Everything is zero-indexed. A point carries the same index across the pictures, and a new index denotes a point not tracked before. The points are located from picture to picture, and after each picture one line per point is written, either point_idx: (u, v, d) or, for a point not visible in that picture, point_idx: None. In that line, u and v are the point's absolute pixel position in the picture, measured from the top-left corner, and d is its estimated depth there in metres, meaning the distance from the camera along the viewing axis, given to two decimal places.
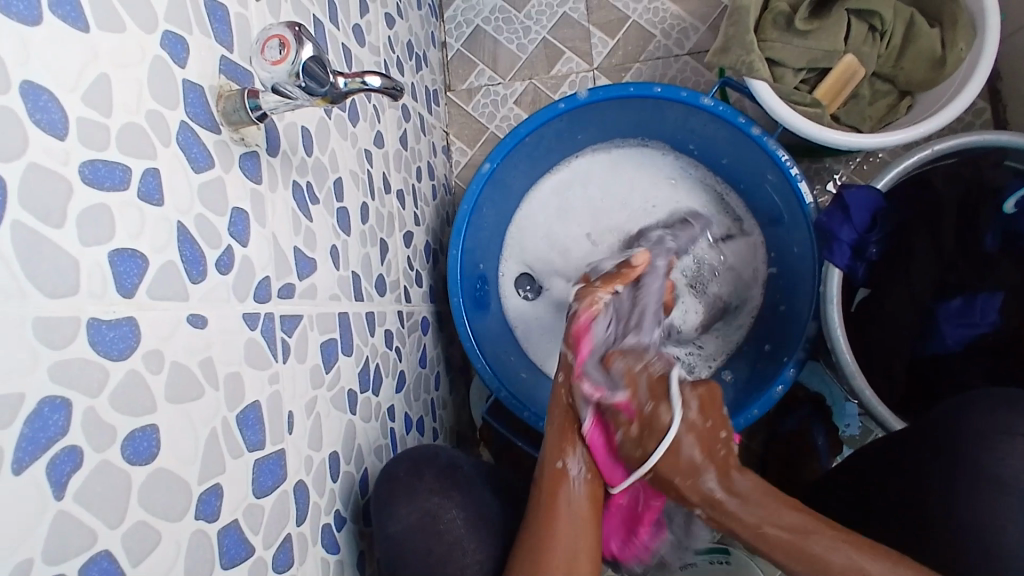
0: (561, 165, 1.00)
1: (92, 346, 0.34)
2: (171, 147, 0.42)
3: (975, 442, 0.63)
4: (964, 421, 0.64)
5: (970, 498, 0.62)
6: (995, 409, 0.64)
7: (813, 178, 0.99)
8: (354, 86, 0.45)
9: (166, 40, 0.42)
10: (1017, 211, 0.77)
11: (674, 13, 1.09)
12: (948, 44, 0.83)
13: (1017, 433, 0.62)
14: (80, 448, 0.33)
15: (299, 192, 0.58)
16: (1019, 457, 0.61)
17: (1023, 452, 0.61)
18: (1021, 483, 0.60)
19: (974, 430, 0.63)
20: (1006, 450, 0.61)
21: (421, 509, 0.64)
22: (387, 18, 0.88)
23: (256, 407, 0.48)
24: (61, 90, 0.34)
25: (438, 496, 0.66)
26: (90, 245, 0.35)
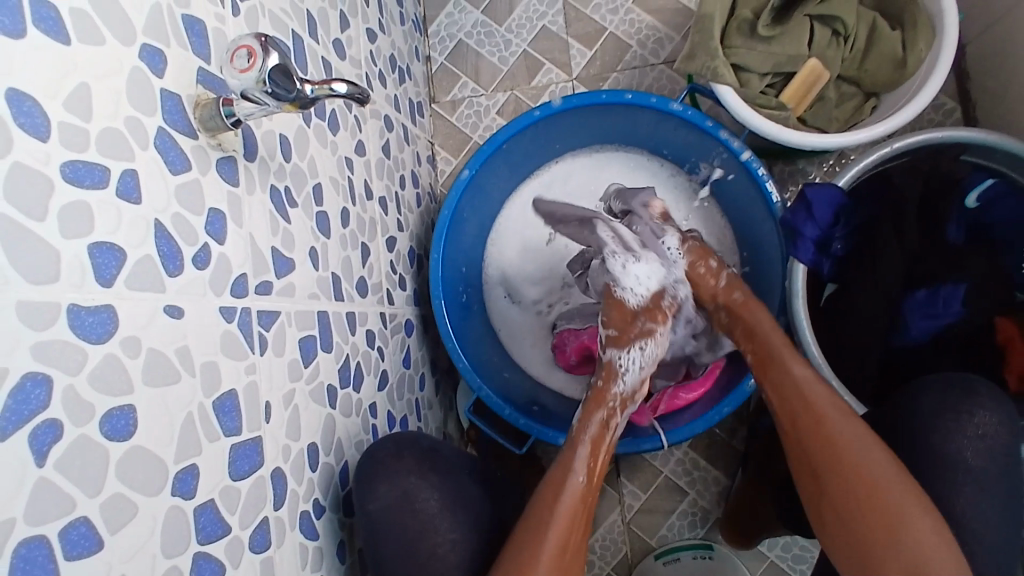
0: (541, 172, 1.04)
1: (71, 330, 0.38)
2: (148, 150, 0.45)
3: (932, 423, 0.69)
4: (919, 400, 0.71)
5: (927, 476, 0.68)
6: (949, 392, 0.70)
7: (787, 179, 1.01)
8: (322, 92, 0.48)
9: (144, 52, 0.46)
10: (980, 205, 0.81)
11: (649, 24, 1.13)
12: (908, 45, 0.86)
13: (963, 411, 0.69)
14: (60, 422, 0.36)
15: (277, 195, 0.61)
16: (967, 436, 0.68)
17: (971, 430, 0.68)
18: (966, 458, 0.67)
19: (927, 410, 0.70)
20: (953, 427, 0.68)
21: (400, 490, 0.68)
22: (369, 33, 0.92)
23: (233, 395, 0.50)
24: (44, 96, 0.38)
25: (415, 478, 0.70)
26: (71, 238, 0.38)
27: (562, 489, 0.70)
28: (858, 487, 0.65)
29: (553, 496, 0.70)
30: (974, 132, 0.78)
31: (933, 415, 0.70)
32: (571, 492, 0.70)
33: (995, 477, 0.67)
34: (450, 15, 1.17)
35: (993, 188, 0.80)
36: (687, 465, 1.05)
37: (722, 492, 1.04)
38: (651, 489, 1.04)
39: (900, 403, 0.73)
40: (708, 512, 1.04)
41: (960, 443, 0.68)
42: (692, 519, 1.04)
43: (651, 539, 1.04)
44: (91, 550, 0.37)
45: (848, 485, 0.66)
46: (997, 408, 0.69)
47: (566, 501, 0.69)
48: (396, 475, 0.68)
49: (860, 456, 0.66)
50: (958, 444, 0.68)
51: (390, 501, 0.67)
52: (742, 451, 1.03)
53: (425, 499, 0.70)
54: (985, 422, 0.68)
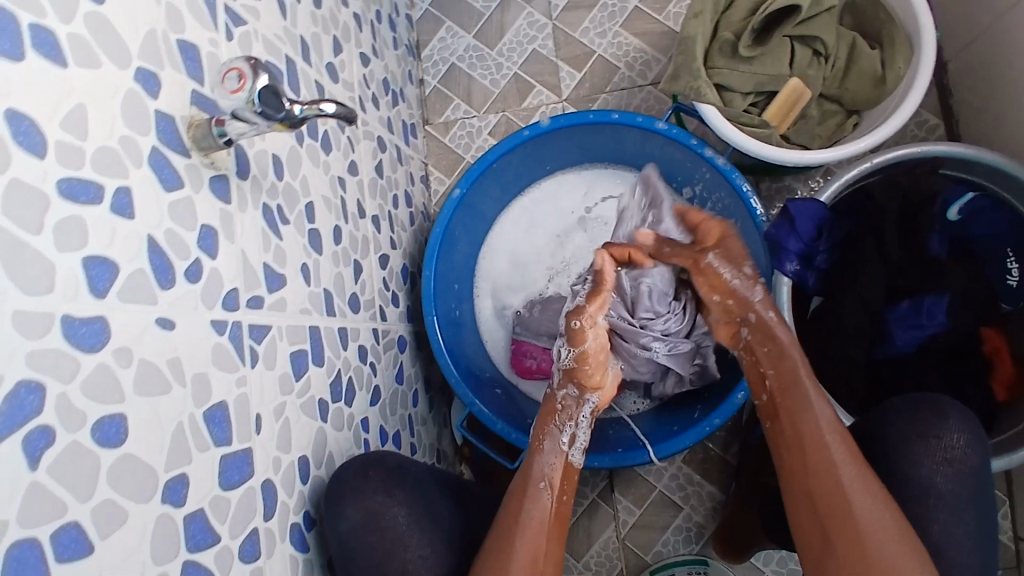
0: (532, 190, 1.06)
1: (65, 339, 0.39)
2: (142, 168, 0.47)
3: (906, 444, 0.68)
4: (888, 429, 0.70)
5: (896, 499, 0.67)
6: (916, 413, 0.69)
7: (773, 197, 1.03)
8: (310, 112, 0.50)
9: (138, 75, 0.48)
10: (961, 218, 0.83)
11: (637, 46, 1.16)
12: (888, 63, 0.89)
13: (931, 435, 0.68)
14: (51, 428, 0.37)
15: (270, 214, 0.63)
16: (936, 459, 0.67)
17: (939, 454, 0.67)
18: (937, 483, 0.66)
19: (895, 438, 0.69)
20: (922, 451, 0.67)
21: (367, 508, 0.66)
22: (362, 57, 0.95)
23: (223, 407, 0.52)
24: (39, 116, 0.39)
25: (383, 496, 0.69)
26: (66, 252, 0.40)
27: (527, 497, 0.70)
28: (828, 487, 0.63)
29: (518, 507, 0.70)
30: (949, 146, 0.80)
31: (899, 440, 0.69)
32: (536, 501, 0.70)
33: (965, 501, 0.66)
34: (443, 40, 1.20)
35: (974, 200, 0.82)
36: (681, 480, 1.05)
37: (718, 506, 1.04)
38: (647, 504, 1.05)
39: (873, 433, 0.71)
40: (702, 527, 1.04)
41: (928, 470, 0.66)
42: (687, 534, 1.04)
43: (646, 555, 1.03)
44: (81, 554, 0.39)
45: (848, 544, 0.61)
46: (967, 429, 0.68)
47: (530, 505, 0.70)
48: (363, 495, 0.66)
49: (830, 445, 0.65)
50: (926, 469, 0.67)
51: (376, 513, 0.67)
52: (736, 465, 1.03)
53: (391, 515, 0.68)
54: (954, 445, 0.67)
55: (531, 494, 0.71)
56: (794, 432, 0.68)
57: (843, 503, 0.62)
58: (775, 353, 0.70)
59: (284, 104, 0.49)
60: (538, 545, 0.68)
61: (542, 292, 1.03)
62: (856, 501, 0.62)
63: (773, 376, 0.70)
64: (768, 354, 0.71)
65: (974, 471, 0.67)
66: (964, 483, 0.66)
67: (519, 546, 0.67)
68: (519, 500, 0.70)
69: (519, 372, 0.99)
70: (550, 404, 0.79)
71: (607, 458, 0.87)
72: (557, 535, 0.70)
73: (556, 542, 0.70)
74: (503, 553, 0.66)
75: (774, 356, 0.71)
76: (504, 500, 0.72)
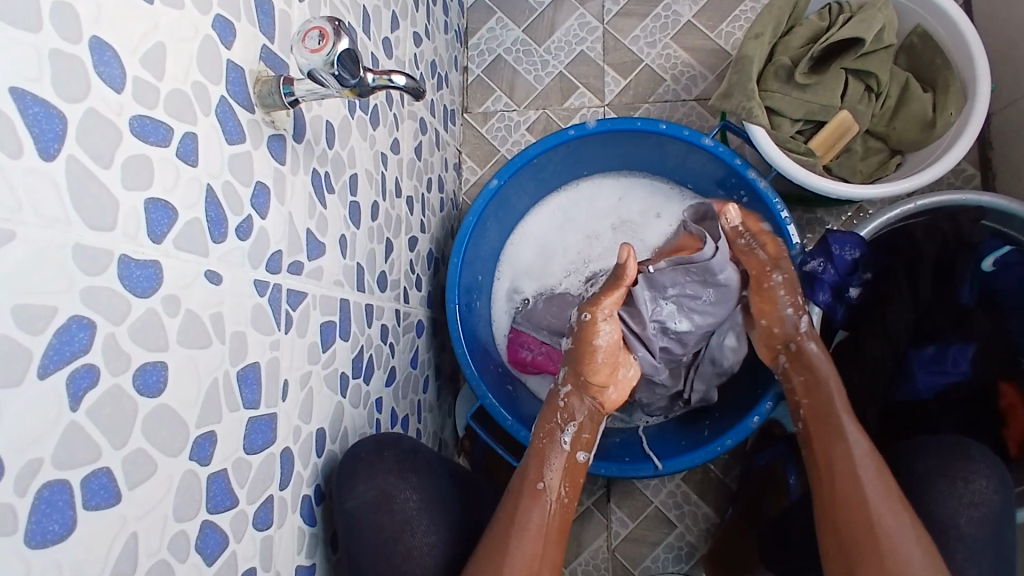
0: (567, 189, 1.05)
1: (120, 280, 0.38)
2: (209, 117, 0.46)
3: (932, 484, 0.68)
4: (916, 464, 0.71)
5: None
6: (944, 454, 0.69)
7: (804, 228, 1.02)
8: (382, 82, 0.50)
9: (216, 23, 0.47)
10: (994, 270, 0.81)
11: (685, 61, 1.15)
12: (939, 108, 0.89)
13: (958, 476, 0.68)
14: (97, 368, 0.36)
15: (317, 179, 0.62)
16: (962, 502, 0.67)
17: (965, 497, 0.67)
18: (959, 524, 0.66)
19: (926, 472, 0.69)
20: (947, 490, 0.67)
21: (380, 487, 0.67)
22: (415, 37, 0.94)
23: (255, 367, 0.51)
24: (121, 49, 0.38)
25: (395, 478, 0.69)
26: (131, 190, 0.39)
27: (539, 479, 0.72)
28: (855, 513, 0.65)
29: (527, 489, 0.71)
30: (995, 197, 0.81)
31: (927, 478, 0.69)
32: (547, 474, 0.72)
33: (986, 549, 0.65)
34: (492, 30, 1.20)
35: (1010, 254, 0.81)
36: (678, 498, 1.04)
37: (711, 529, 1.03)
38: (641, 518, 1.04)
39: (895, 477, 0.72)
40: (694, 548, 1.03)
41: (953, 509, 0.66)
42: (677, 553, 1.03)
43: (634, 569, 1.03)
44: (109, 501, 0.37)
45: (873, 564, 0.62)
46: (993, 474, 0.68)
47: (533, 504, 0.69)
48: (378, 473, 0.67)
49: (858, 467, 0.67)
50: (950, 509, 0.67)
51: (381, 498, 0.66)
52: (735, 490, 1.03)
53: (403, 498, 0.69)
54: (980, 489, 0.67)
55: (535, 495, 0.70)
56: (830, 456, 0.70)
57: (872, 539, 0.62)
58: (813, 383, 0.76)
59: (357, 71, 0.48)
60: (542, 534, 0.68)
61: (556, 286, 1.02)
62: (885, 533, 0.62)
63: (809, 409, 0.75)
64: (805, 384, 0.77)
65: (998, 519, 0.67)
66: (986, 533, 0.66)
67: (521, 536, 0.67)
68: (522, 499, 0.70)
69: (511, 361, 1.00)
70: (553, 400, 0.78)
71: (613, 467, 0.85)
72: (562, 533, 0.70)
73: (554, 546, 0.69)
74: (502, 547, 0.66)
75: (812, 386, 0.76)
76: (512, 482, 0.73)
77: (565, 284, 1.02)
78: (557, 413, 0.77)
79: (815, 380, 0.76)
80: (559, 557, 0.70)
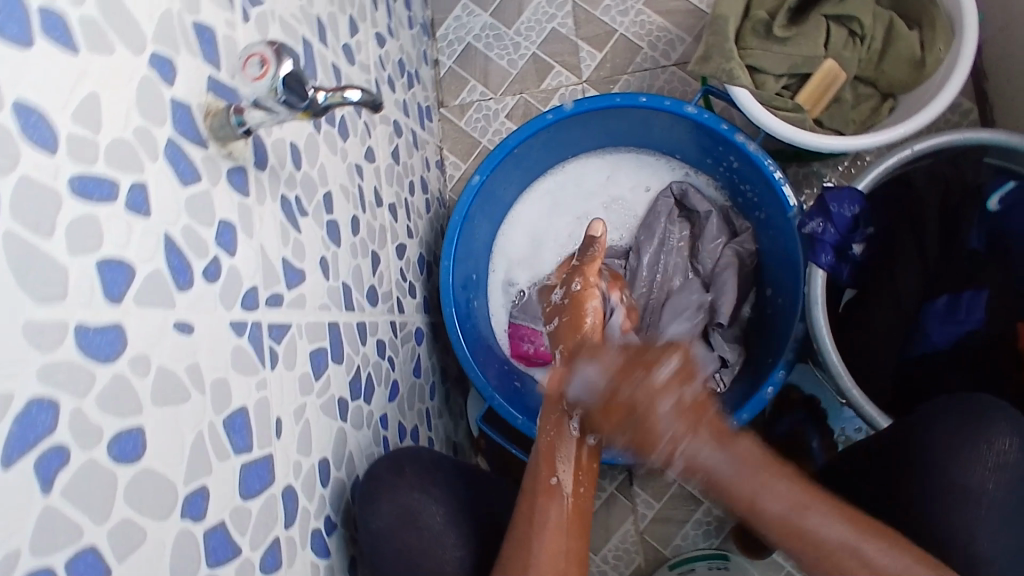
0: (553, 172, 1.01)
1: (80, 350, 0.36)
2: (158, 162, 0.44)
3: (953, 445, 0.65)
4: (933, 429, 0.67)
5: (937, 504, 0.64)
6: (963, 415, 0.66)
7: (801, 182, 0.98)
8: (335, 99, 0.47)
9: (154, 61, 0.44)
10: (1002, 209, 0.78)
11: (660, 26, 1.11)
12: (928, 45, 0.84)
13: (982, 439, 0.64)
14: (67, 447, 0.35)
15: (288, 205, 0.60)
16: (987, 464, 0.63)
17: (989, 460, 0.63)
18: (987, 490, 0.62)
19: (942, 439, 0.66)
20: (972, 455, 0.64)
21: (400, 504, 0.66)
22: (378, 37, 0.91)
23: (243, 412, 0.49)
24: (51, 108, 0.36)
25: (417, 493, 0.68)
26: (80, 255, 0.37)
27: (548, 476, 0.70)
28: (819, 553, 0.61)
29: (538, 486, 0.70)
30: (997, 133, 0.76)
31: (946, 444, 0.65)
32: (548, 487, 0.70)
33: (1013, 511, 0.62)
34: (459, 18, 1.16)
35: (1014, 191, 0.77)
36: None
37: None
38: (666, 498, 1.03)
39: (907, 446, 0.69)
40: (722, 521, 1.01)
41: (978, 475, 0.63)
42: (706, 528, 1.02)
43: (665, 549, 1.02)
44: None
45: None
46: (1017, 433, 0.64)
47: (546, 505, 0.68)
48: (389, 494, 0.66)
49: (822, 519, 0.61)
50: (976, 475, 0.63)
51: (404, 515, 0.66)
52: None
53: (430, 513, 0.68)
54: (1005, 449, 0.64)
55: (546, 493, 0.69)
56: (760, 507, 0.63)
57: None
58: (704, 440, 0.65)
59: (309, 95, 0.45)
60: (561, 531, 0.67)
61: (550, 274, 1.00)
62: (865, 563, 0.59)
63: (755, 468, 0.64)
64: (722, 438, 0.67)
65: None
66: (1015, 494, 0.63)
67: (540, 534, 0.66)
68: (535, 499, 0.69)
69: (513, 355, 0.99)
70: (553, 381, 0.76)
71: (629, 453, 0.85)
72: (581, 519, 0.70)
73: (576, 542, 0.68)
74: (523, 548, 0.65)
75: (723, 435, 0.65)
76: (525, 479, 0.72)
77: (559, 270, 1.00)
78: (557, 413, 0.74)
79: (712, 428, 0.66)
80: (584, 550, 0.68)
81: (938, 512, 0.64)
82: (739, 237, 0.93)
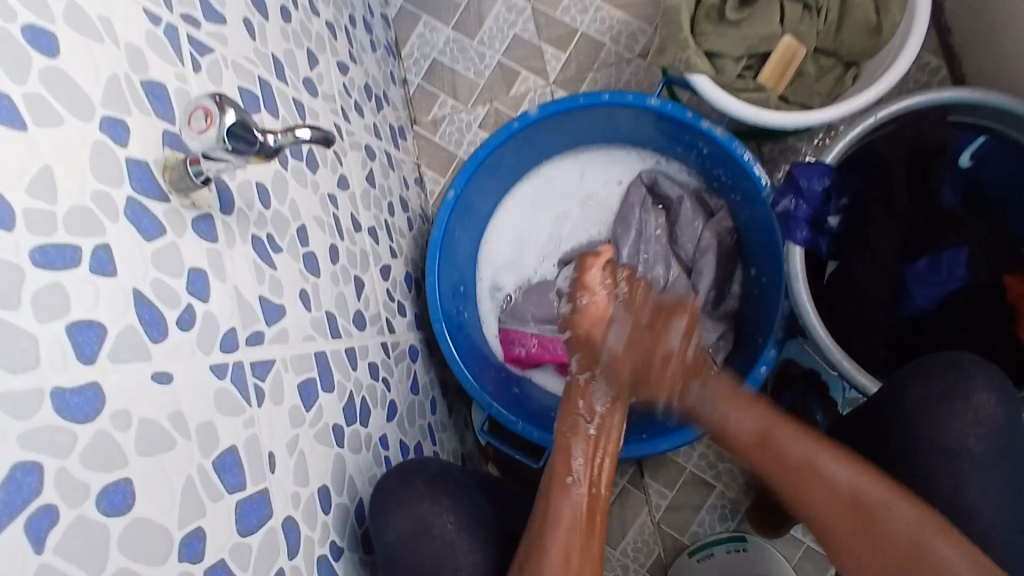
0: (529, 177, 1.01)
1: (58, 413, 0.38)
2: (119, 222, 0.46)
3: (933, 402, 0.67)
4: (910, 389, 0.69)
5: (924, 462, 0.66)
6: (942, 374, 0.68)
7: (778, 158, 0.99)
8: (286, 140, 0.49)
9: (104, 124, 0.46)
10: (973, 163, 0.81)
11: (620, 19, 1.12)
12: (882, 10, 0.85)
13: (960, 396, 0.66)
14: (55, 507, 0.37)
15: (260, 245, 0.62)
16: (966, 421, 0.65)
17: (969, 417, 0.65)
18: (969, 445, 0.65)
19: (920, 400, 0.68)
20: (950, 414, 0.66)
21: (415, 515, 0.68)
22: (340, 66, 0.92)
23: (233, 451, 0.51)
24: (6, 186, 0.38)
25: (428, 502, 0.70)
26: (49, 322, 0.39)
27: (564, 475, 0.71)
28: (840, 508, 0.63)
29: (552, 487, 0.70)
30: (960, 91, 0.76)
31: (926, 404, 0.67)
32: (564, 485, 0.70)
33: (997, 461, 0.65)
34: (422, 35, 1.17)
35: (986, 144, 0.80)
36: (711, 458, 1.03)
37: (749, 481, 1.02)
38: (678, 486, 1.03)
39: (887, 406, 0.70)
40: (737, 504, 1.02)
41: (960, 431, 0.65)
42: (722, 511, 1.02)
43: (683, 536, 1.02)
44: None
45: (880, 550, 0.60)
46: (992, 386, 0.67)
47: (562, 504, 0.68)
48: (393, 513, 0.67)
49: (851, 489, 0.63)
50: (957, 431, 0.66)
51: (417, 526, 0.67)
52: None
53: (441, 522, 0.69)
54: (984, 404, 0.66)
55: (562, 491, 0.69)
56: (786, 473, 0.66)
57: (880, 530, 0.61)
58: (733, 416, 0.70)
59: (259, 138, 0.47)
60: (577, 528, 0.67)
61: (534, 275, 1.00)
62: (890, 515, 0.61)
63: (789, 461, 0.65)
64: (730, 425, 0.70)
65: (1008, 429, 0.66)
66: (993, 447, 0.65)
67: (558, 529, 0.66)
68: (550, 497, 0.69)
69: (507, 360, 0.99)
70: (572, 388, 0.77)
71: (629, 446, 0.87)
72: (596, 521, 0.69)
73: (589, 541, 0.67)
74: (539, 543, 0.66)
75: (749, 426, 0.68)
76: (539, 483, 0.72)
77: (542, 270, 1.00)
78: (580, 402, 0.76)
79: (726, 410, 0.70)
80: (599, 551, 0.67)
81: (922, 470, 0.66)
82: (714, 217, 0.94)
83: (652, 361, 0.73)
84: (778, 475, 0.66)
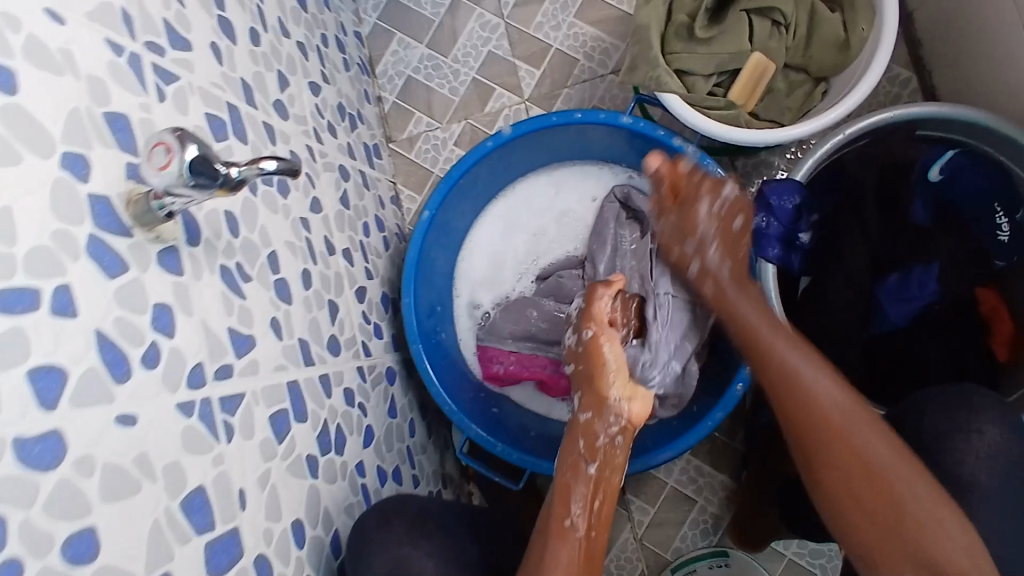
0: (504, 195, 1.01)
1: (17, 464, 0.37)
2: (81, 260, 0.44)
3: (946, 431, 0.67)
4: (925, 423, 0.69)
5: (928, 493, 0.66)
6: (954, 408, 0.68)
7: (752, 172, 1.00)
8: (251, 173, 0.47)
9: (66, 160, 0.45)
10: (944, 178, 0.81)
11: (593, 36, 1.12)
12: (850, 26, 0.86)
13: (972, 429, 0.66)
14: (14, 562, 0.36)
15: (228, 275, 0.61)
16: (977, 455, 0.65)
17: (981, 449, 0.65)
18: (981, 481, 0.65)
19: (932, 434, 0.68)
20: (962, 447, 0.66)
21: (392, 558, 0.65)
22: (312, 86, 0.92)
23: (202, 491, 0.50)
24: None
25: (407, 546, 0.66)
26: (7, 369, 0.38)
27: (561, 519, 0.67)
28: (853, 467, 0.63)
29: (550, 528, 0.66)
30: (925, 107, 0.77)
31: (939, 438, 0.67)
32: (559, 531, 0.66)
33: (983, 485, 0.65)
34: (396, 53, 1.17)
35: (957, 158, 0.80)
36: (692, 473, 1.03)
37: (730, 494, 1.02)
38: (660, 502, 1.03)
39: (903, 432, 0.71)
40: (719, 518, 1.02)
41: (972, 465, 0.65)
42: (704, 527, 1.02)
43: (666, 552, 1.02)
44: None
45: (876, 522, 0.61)
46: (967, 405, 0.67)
47: (559, 548, 0.64)
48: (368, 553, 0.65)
49: (872, 460, 0.62)
50: (969, 466, 0.65)
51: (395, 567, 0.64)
52: (743, 451, 1.02)
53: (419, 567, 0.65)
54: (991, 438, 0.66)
55: (560, 535, 0.66)
56: (776, 386, 0.69)
57: (885, 488, 0.61)
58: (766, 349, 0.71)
59: (221, 171, 0.45)
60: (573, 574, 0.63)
61: (512, 292, 1.00)
62: (904, 489, 0.60)
63: (820, 422, 0.65)
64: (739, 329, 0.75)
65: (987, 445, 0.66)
66: (971, 463, 0.65)
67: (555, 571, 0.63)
68: (546, 541, 0.65)
69: (485, 379, 0.98)
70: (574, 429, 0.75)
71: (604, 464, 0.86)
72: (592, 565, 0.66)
73: None
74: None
75: (757, 347, 0.72)
76: (534, 529, 0.68)
77: (519, 287, 1.00)
78: (580, 441, 0.73)
79: (769, 346, 0.71)
80: None
81: None
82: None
83: (739, 241, 0.78)
84: (809, 438, 0.65)
